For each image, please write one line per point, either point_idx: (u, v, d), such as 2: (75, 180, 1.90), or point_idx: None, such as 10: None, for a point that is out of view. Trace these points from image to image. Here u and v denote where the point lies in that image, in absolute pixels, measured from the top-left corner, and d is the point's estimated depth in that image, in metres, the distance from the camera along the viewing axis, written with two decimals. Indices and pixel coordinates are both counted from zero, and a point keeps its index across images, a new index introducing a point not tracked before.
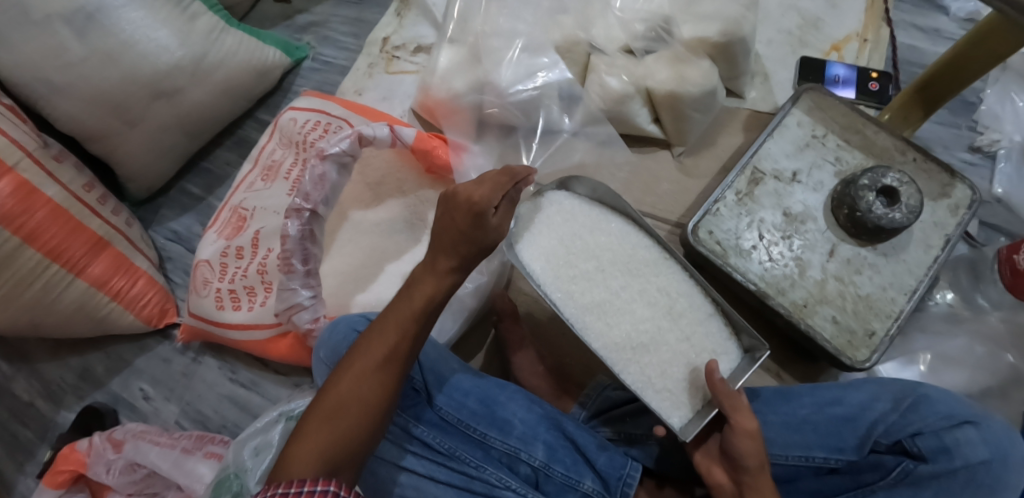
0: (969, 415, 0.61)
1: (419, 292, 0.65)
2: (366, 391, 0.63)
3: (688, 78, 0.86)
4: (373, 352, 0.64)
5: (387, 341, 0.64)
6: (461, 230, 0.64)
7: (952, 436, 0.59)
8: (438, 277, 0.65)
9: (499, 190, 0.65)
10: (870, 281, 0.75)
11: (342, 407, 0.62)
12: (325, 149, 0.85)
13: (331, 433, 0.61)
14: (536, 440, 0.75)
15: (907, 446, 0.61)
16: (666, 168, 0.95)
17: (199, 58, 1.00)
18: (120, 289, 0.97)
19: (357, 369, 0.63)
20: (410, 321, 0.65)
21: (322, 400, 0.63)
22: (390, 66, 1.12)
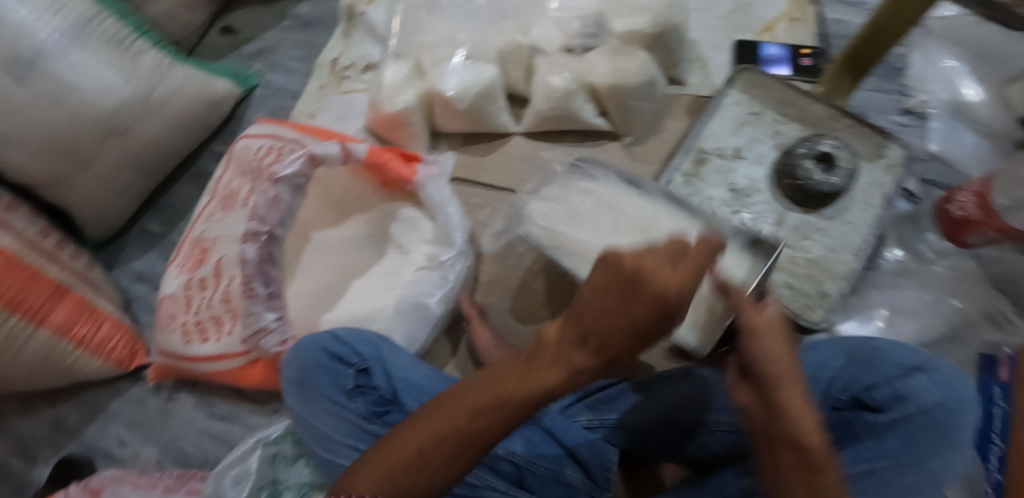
0: (919, 361, 0.61)
1: (538, 372, 0.50)
2: (443, 465, 0.52)
3: (628, 69, 0.86)
4: (458, 419, 0.52)
5: (478, 418, 0.51)
6: (624, 320, 0.47)
7: (905, 384, 0.59)
8: (569, 367, 0.49)
9: (691, 275, 0.48)
10: (817, 244, 0.76)
11: (415, 469, 0.52)
12: (275, 173, 0.82)
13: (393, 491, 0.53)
14: (514, 435, 0.72)
15: (863, 399, 0.61)
16: (618, 158, 0.94)
17: (146, 94, 1.00)
18: (85, 335, 0.97)
19: (440, 433, 0.52)
20: (514, 399, 0.50)
21: (392, 441, 0.54)
22: (341, 86, 1.12)
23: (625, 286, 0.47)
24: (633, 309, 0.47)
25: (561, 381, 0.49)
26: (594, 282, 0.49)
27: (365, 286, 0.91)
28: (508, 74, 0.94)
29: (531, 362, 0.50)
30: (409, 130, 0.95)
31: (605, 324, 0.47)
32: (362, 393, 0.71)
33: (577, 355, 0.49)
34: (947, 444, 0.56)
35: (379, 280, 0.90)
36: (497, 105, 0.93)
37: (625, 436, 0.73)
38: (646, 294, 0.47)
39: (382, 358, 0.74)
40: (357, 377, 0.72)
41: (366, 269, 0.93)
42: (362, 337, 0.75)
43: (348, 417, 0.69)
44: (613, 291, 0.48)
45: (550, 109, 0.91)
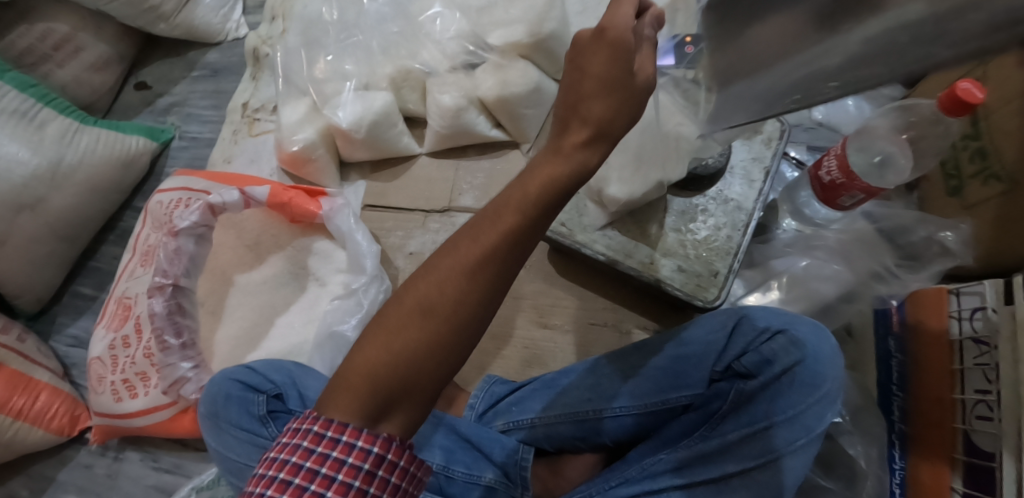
0: (783, 324, 0.66)
1: (538, 172, 0.49)
2: (463, 298, 0.50)
3: (510, 81, 0.89)
4: (462, 251, 0.50)
5: (484, 237, 0.49)
6: (599, 77, 0.47)
7: (768, 348, 0.65)
8: (566, 154, 0.48)
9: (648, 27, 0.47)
10: (705, 224, 0.80)
11: (430, 313, 0.50)
12: (174, 226, 0.84)
13: (418, 343, 0.50)
14: (433, 447, 0.75)
15: (734, 368, 0.67)
16: (519, 166, 0.96)
17: (55, 163, 1.02)
18: (23, 406, 0.98)
19: (450, 266, 0.50)
20: (517, 202, 0.49)
21: (393, 304, 0.51)
22: (253, 129, 1.13)
23: (582, 50, 0.48)
24: (596, 65, 0.47)
25: (558, 174, 0.48)
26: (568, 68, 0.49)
27: (290, 320, 0.93)
28: (404, 97, 0.97)
29: (534, 168, 0.49)
30: (315, 165, 0.98)
31: (586, 85, 0.48)
32: (275, 417, 0.73)
33: (573, 134, 0.48)
34: (814, 399, 0.62)
35: (296, 315, 0.93)
36: (396, 130, 0.95)
37: (537, 434, 0.76)
38: (606, 43, 0.47)
39: (295, 383, 0.76)
40: (268, 402, 0.74)
41: (290, 306, 0.94)
42: (276, 367, 0.78)
43: (264, 443, 0.72)
44: (575, 59, 0.49)
45: (446, 126, 0.94)
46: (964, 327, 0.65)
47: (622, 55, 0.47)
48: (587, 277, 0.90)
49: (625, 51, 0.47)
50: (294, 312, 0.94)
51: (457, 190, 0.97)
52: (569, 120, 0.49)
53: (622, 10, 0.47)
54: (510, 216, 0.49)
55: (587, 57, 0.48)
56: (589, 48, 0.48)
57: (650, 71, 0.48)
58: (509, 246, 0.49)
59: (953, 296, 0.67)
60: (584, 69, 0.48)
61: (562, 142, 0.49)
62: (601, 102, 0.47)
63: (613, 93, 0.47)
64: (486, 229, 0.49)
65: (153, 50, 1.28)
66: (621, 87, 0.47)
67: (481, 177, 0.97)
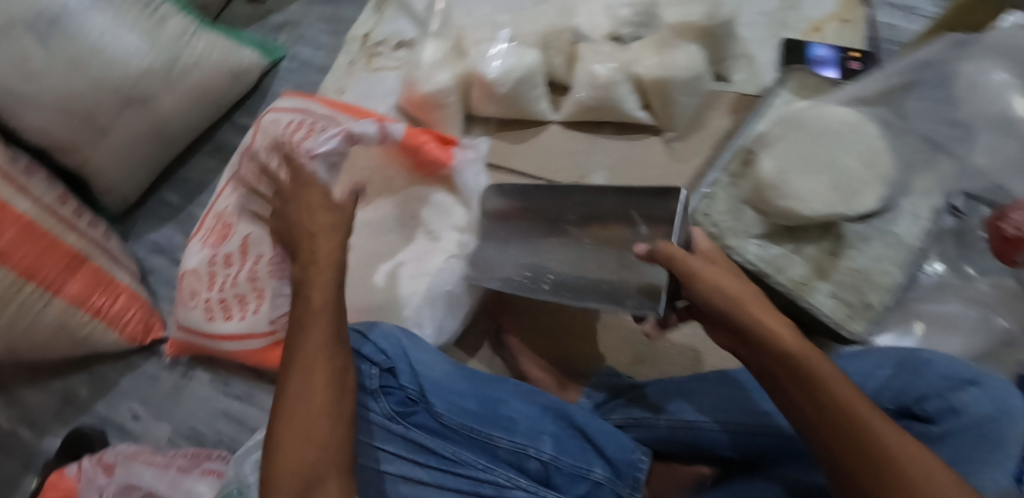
0: (972, 376, 0.62)
1: (323, 275, 0.64)
2: (326, 394, 0.60)
3: (676, 62, 0.83)
4: (317, 340, 0.61)
5: (327, 322, 0.62)
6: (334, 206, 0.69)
7: (956, 397, 0.60)
8: (329, 254, 0.66)
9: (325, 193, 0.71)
10: (864, 253, 0.76)
11: (313, 419, 0.59)
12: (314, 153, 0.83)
13: (316, 445, 0.59)
14: (542, 434, 0.72)
15: (914, 411, 0.62)
16: (655, 153, 0.91)
17: (170, 62, 0.97)
18: (101, 306, 0.95)
19: (304, 380, 0.60)
20: (329, 287, 0.64)
21: (289, 406, 0.60)
22: (371, 63, 1.08)
23: (279, 209, 0.72)
24: (321, 219, 0.69)
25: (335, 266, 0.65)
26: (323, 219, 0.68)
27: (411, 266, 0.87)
28: (549, 59, 0.92)
29: (316, 270, 0.65)
30: (443, 112, 0.93)
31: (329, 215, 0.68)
32: (387, 392, 0.71)
33: (333, 236, 0.67)
34: (999, 457, 0.55)
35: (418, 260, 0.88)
36: (536, 92, 0.90)
37: (655, 434, 0.74)
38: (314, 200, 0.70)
39: (407, 355, 0.74)
40: (381, 376, 0.72)
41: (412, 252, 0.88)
42: (386, 334, 0.75)
43: (374, 417, 0.71)
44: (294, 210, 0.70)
45: (594, 97, 0.88)
46: None
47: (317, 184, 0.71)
48: None
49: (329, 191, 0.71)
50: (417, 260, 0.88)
51: (588, 167, 0.92)
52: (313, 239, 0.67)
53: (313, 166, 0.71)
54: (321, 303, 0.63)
55: (301, 199, 0.70)
56: (285, 213, 0.71)
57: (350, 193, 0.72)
58: (337, 318, 0.63)
59: None
60: (303, 205, 0.70)
61: (317, 252, 0.66)
62: (329, 211, 0.69)
63: (328, 220, 0.68)
64: (308, 338, 0.62)
65: None
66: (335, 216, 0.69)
67: (614, 157, 0.92)
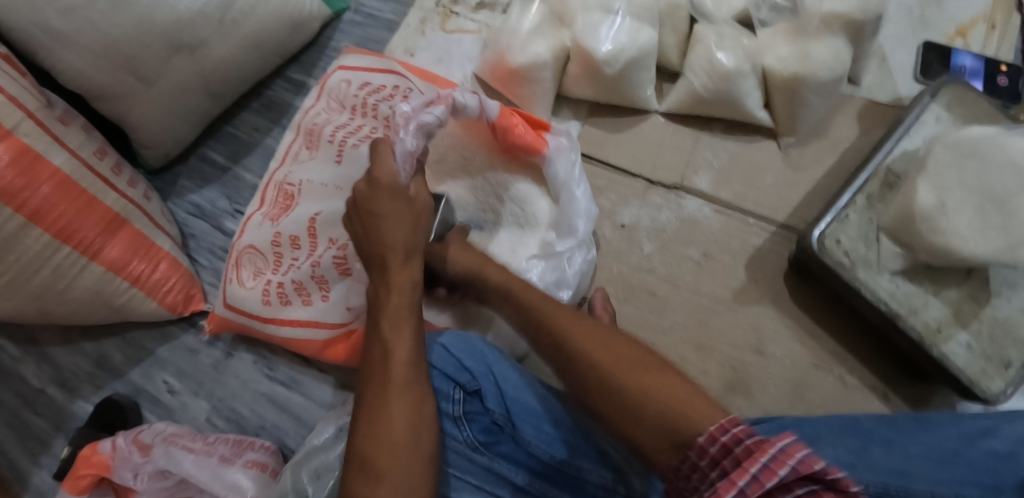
0: None
1: (397, 290, 0.61)
2: (402, 425, 0.55)
3: (816, 58, 0.73)
4: (397, 368, 0.57)
5: (408, 350, 0.58)
6: (410, 211, 0.64)
7: None
8: (407, 266, 0.62)
9: (396, 193, 0.64)
10: (1010, 304, 0.68)
11: (388, 454, 0.53)
12: (413, 118, 0.69)
13: (395, 484, 0.52)
14: (635, 471, 0.65)
15: None
16: (771, 159, 0.81)
17: (227, 5, 0.85)
18: (141, 273, 0.86)
19: (378, 412, 0.55)
20: (403, 301, 0.61)
21: (369, 440, 0.54)
22: (446, 23, 0.96)
23: (350, 205, 0.66)
24: (392, 228, 0.63)
25: (409, 278, 0.62)
26: (390, 226, 0.63)
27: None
28: (662, 39, 0.81)
29: (388, 289, 0.61)
30: (534, 88, 0.82)
31: (399, 219, 0.63)
32: (470, 419, 0.65)
33: (403, 244, 0.62)
34: None
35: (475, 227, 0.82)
36: (645, 76, 0.79)
37: None
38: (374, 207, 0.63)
39: (492, 375, 0.67)
40: (464, 401, 0.65)
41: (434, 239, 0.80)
42: (470, 348, 0.68)
43: (454, 444, 0.64)
44: (364, 216, 0.64)
45: (711, 89, 0.77)
46: None
47: (394, 184, 0.64)
48: (827, 312, 0.77)
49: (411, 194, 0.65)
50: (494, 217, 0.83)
51: (692, 166, 0.82)
52: (382, 249, 0.62)
53: (385, 163, 0.64)
54: (395, 324, 0.59)
55: (368, 201, 0.64)
56: (354, 217, 0.66)
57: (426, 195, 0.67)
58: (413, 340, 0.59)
59: None
60: (370, 209, 0.63)
61: (387, 268, 0.62)
62: (407, 221, 0.63)
63: (399, 225, 0.63)
64: (380, 367, 0.58)
65: None
66: (408, 221, 0.63)
67: (723, 160, 0.82)
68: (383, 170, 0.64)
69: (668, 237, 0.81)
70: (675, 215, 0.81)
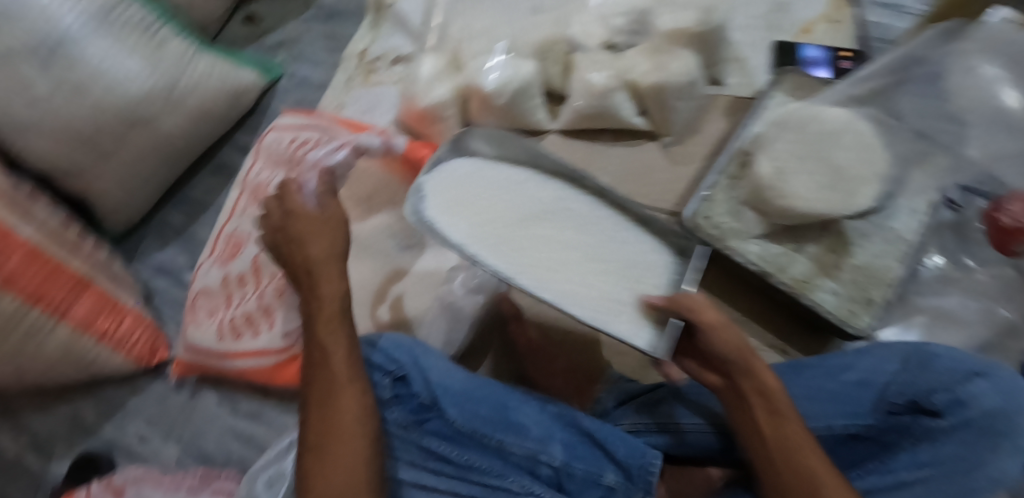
0: (979, 367, 0.61)
1: (325, 302, 0.68)
2: (349, 417, 0.63)
3: (671, 68, 0.85)
4: (338, 368, 0.65)
5: (347, 353, 0.67)
6: (330, 226, 0.72)
7: (964, 390, 0.60)
8: (337, 276, 0.69)
9: (315, 216, 0.72)
10: (865, 250, 0.77)
11: (340, 440, 0.62)
12: (323, 160, 0.82)
13: (345, 467, 0.61)
14: (553, 440, 0.72)
15: (922, 404, 0.61)
16: (655, 158, 0.93)
17: (170, 85, 0.98)
18: (106, 330, 0.95)
19: (329, 406, 0.63)
20: (332, 311, 0.68)
21: (313, 431, 0.63)
22: (368, 79, 1.09)
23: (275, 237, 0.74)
24: (318, 247, 0.70)
25: (341, 290, 0.69)
26: (315, 247, 0.70)
27: (485, 209, 0.75)
28: (546, 70, 0.92)
29: (319, 304, 0.68)
30: (443, 125, 0.93)
31: (321, 234, 0.71)
32: (399, 401, 0.73)
33: (334, 261, 0.70)
34: (1008, 448, 0.56)
35: (580, 249, 0.74)
36: (533, 102, 0.91)
37: (672, 440, 0.72)
38: (291, 232, 0.72)
39: (418, 363, 0.74)
40: (392, 385, 0.73)
41: (490, 188, 0.77)
42: (397, 342, 0.76)
43: (391, 428, 0.73)
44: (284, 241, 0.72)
45: (591, 105, 0.89)
46: None
47: (308, 212, 0.72)
48: (724, 284, 0.85)
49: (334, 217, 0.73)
50: (636, 270, 0.74)
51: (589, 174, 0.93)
52: (309, 267, 0.70)
53: (294, 197, 0.73)
54: (332, 332, 0.67)
55: (289, 231, 0.72)
56: (279, 244, 0.73)
57: (337, 208, 0.74)
58: (349, 342, 0.67)
59: None
60: (293, 238, 0.72)
61: (317, 284, 0.69)
62: (334, 241, 0.71)
63: (321, 241, 0.70)
64: (323, 371, 0.65)
65: None
66: (328, 236, 0.71)
67: (615, 164, 0.93)
68: (291, 203, 0.73)
69: None
70: None
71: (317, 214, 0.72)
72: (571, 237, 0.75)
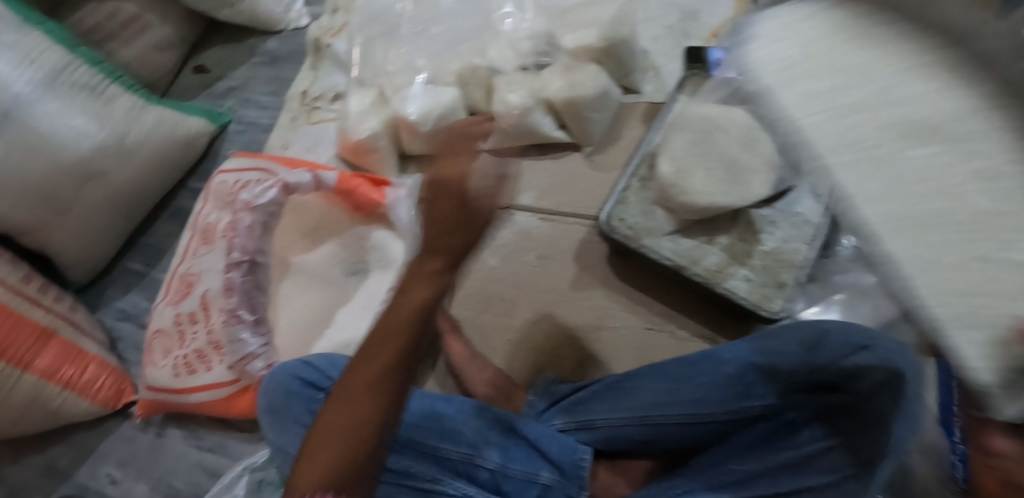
0: (869, 340, 0.62)
1: (410, 299, 0.66)
2: (359, 404, 0.65)
3: (580, 83, 0.90)
4: (369, 365, 0.66)
5: (390, 357, 0.66)
6: (459, 222, 0.66)
7: (851, 364, 0.61)
8: (427, 280, 0.67)
9: (456, 207, 0.66)
10: (773, 236, 0.81)
11: (331, 429, 0.64)
12: (252, 202, 0.93)
13: (336, 452, 0.63)
14: (489, 443, 0.75)
15: (815, 382, 0.64)
16: (580, 168, 0.98)
17: (120, 139, 1.03)
18: (71, 377, 0.98)
19: (352, 387, 0.66)
20: (394, 321, 0.67)
21: (330, 413, 0.65)
22: (311, 117, 1.15)
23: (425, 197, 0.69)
24: (438, 238, 0.67)
25: (427, 299, 0.66)
26: (450, 238, 0.66)
27: (798, 77, 0.38)
28: (469, 95, 0.98)
29: (401, 302, 0.67)
30: (377, 155, 0.98)
31: (444, 227, 0.66)
32: None
33: (434, 264, 0.67)
34: None
35: (939, 185, 0.34)
36: None
37: (598, 435, 0.74)
38: (456, 201, 0.67)
39: None
40: None
41: (855, 37, 0.38)
42: (334, 362, 0.80)
43: None
44: (423, 217, 0.69)
45: (512, 125, 0.93)
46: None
47: (474, 203, 0.66)
48: (648, 281, 0.90)
49: (468, 199, 0.67)
50: None
51: (517, 189, 0.98)
52: (425, 258, 0.67)
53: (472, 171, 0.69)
54: (391, 343, 0.66)
55: (436, 208, 0.67)
56: (427, 197, 0.69)
57: (489, 205, 0.67)
58: (401, 351, 0.66)
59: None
60: (433, 216, 0.67)
61: (421, 275, 0.67)
62: (455, 235, 0.66)
63: (451, 228, 0.66)
64: (364, 355, 0.67)
65: (212, 36, 1.31)
66: (461, 226, 0.66)
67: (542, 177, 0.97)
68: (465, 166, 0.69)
69: (509, 249, 0.95)
70: (510, 231, 0.96)
71: (478, 210, 0.67)
72: (933, 171, 0.34)
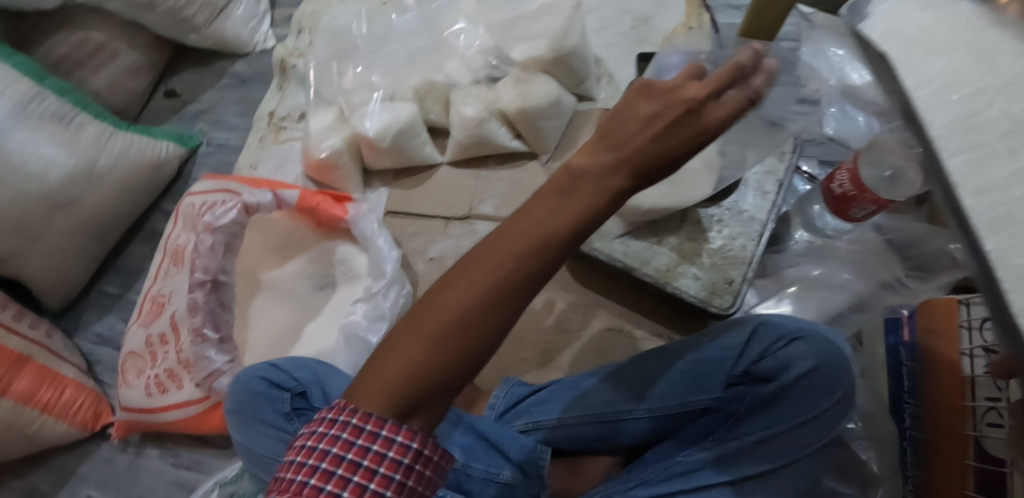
0: (799, 331, 0.69)
1: (571, 201, 0.47)
2: (461, 300, 0.47)
3: (532, 94, 0.93)
4: (509, 244, 0.47)
5: (523, 254, 0.46)
6: (670, 129, 0.47)
7: (785, 353, 0.68)
8: (598, 190, 0.47)
9: (710, 98, 0.47)
10: (720, 234, 0.84)
11: (464, 327, 0.46)
12: (212, 223, 0.95)
13: (421, 350, 0.47)
14: (452, 444, 0.75)
15: (752, 372, 0.69)
16: (538, 176, 0.99)
17: (90, 165, 1.05)
18: (49, 400, 1.00)
19: (452, 282, 0.48)
20: (585, 205, 0.47)
21: (428, 312, 0.47)
22: (279, 136, 1.17)
23: (632, 102, 0.48)
24: (629, 133, 0.47)
25: (588, 212, 0.47)
26: (631, 130, 0.47)
27: (923, 51, 0.35)
28: (426, 109, 1.01)
29: (563, 198, 0.47)
30: (341, 172, 1.00)
31: (629, 126, 0.47)
32: (301, 414, 0.75)
33: (613, 180, 0.47)
34: (829, 403, 0.65)
35: None
36: (419, 139, 0.99)
37: (556, 435, 0.76)
38: (692, 113, 0.47)
39: (318, 380, 0.77)
40: (293, 401, 0.76)
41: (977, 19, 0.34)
42: (300, 364, 0.80)
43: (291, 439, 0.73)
44: (618, 107, 0.49)
45: (468, 138, 0.96)
46: (975, 337, 0.69)
47: (692, 108, 0.47)
48: (606, 284, 0.92)
49: (678, 90, 0.48)
50: None
51: (478, 199, 1.00)
52: (616, 155, 0.47)
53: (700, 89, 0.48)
54: (581, 201, 0.47)
55: (626, 120, 0.48)
56: (654, 101, 0.48)
57: (721, 114, 0.47)
58: (562, 244, 0.47)
59: (964, 306, 0.71)
60: (633, 118, 0.47)
61: (585, 174, 0.47)
62: (647, 142, 0.47)
63: (652, 131, 0.47)
64: (507, 235, 0.48)
65: (181, 60, 1.33)
66: (675, 123, 0.47)
67: (501, 186, 1.00)
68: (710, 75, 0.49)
69: None
70: (472, 240, 0.97)
71: (704, 108, 0.47)
72: None
